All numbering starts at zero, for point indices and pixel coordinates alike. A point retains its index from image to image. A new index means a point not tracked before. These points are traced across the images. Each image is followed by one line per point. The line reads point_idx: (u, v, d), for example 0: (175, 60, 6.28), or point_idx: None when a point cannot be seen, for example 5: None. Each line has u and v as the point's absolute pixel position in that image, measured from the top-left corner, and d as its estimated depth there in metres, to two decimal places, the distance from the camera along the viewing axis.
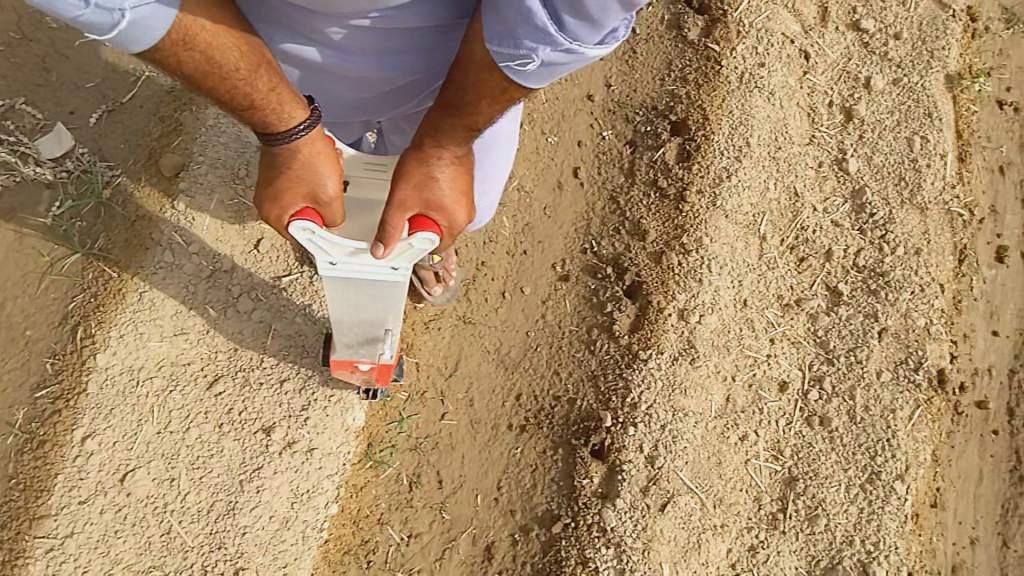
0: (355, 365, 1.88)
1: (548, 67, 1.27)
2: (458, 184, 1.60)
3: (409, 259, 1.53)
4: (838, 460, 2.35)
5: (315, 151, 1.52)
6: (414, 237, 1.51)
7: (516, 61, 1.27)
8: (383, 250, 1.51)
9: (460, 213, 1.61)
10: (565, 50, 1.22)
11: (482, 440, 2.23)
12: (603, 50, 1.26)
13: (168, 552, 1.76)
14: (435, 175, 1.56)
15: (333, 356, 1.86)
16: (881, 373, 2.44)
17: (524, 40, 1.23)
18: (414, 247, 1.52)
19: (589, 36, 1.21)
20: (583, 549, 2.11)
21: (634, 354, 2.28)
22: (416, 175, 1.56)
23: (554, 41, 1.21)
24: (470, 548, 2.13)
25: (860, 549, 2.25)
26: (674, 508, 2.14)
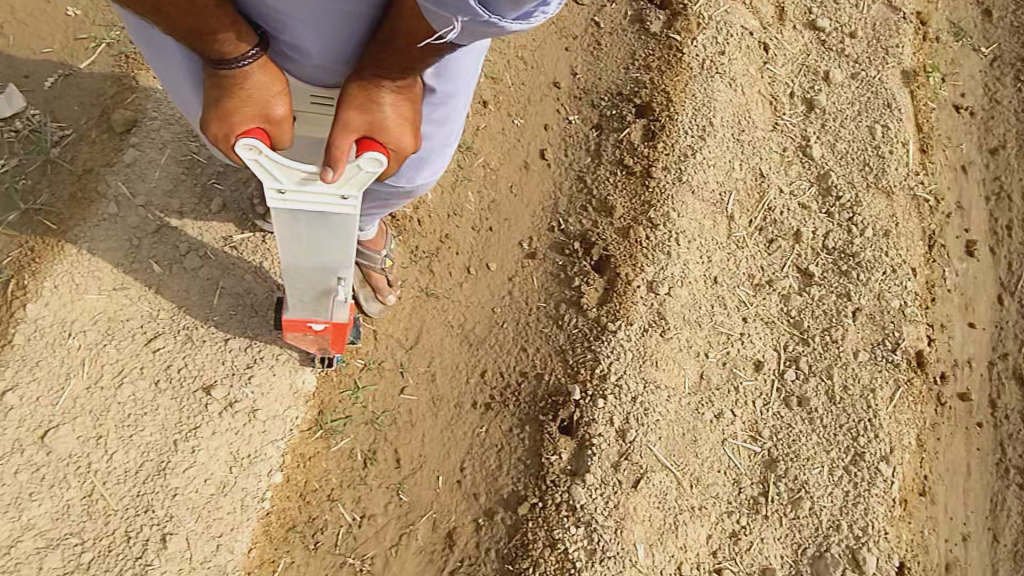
0: (309, 327, 1.69)
1: (471, 34, 1.05)
2: (410, 108, 1.30)
3: (359, 185, 1.28)
4: (820, 441, 2.24)
5: (269, 74, 1.24)
6: (360, 159, 1.25)
7: (437, 23, 1.04)
8: (333, 175, 1.25)
9: (411, 143, 1.31)
10: (484, 23, 1.00)
11: (444, 419, 2.09)
12: (531, 26, 1.02)
13: (88, 517, 1.66)
14: (380, 96, 1.25)
15: (283, 318, 1.67)
16: (858, 353, 2.36)
17: (439, 4, 1.00)
18: (361, 170, 1.26)
19: (511, 11, 0.98)
20: (552, 530, 1.96)
21: (603, 327, 2.20)
22: (354, 99, 1.25)
23: (474, 13, 0.99)
24: (430, 534, 1.95)
25: (848, 535, 2.12)
26: (648, 485, 2.03)
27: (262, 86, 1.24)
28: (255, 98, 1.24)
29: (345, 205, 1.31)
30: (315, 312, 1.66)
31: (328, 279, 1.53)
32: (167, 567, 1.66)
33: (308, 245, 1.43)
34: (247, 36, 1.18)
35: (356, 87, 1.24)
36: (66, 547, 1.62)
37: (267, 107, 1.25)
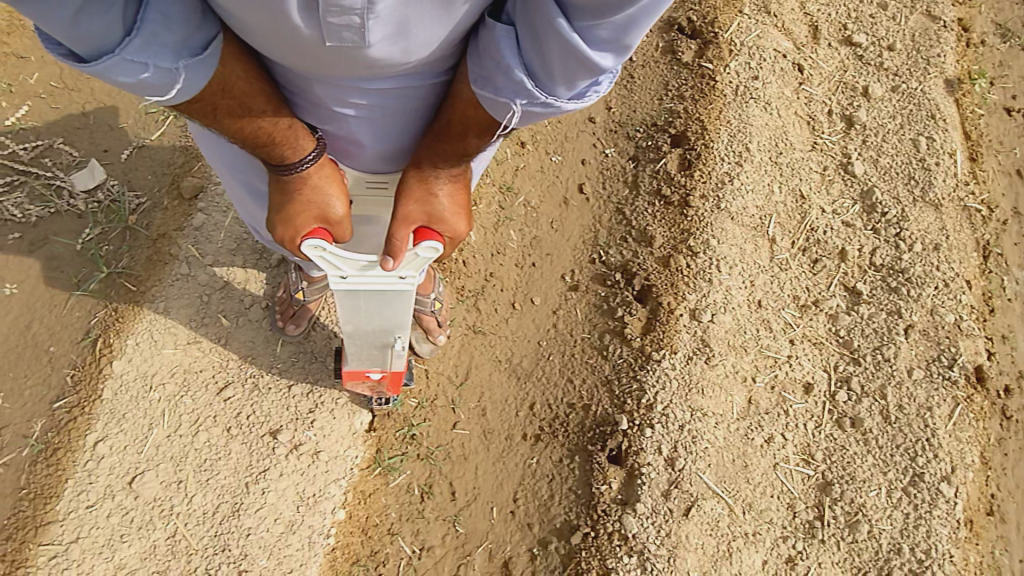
0: (368, 376, 1.77)
1: (527, 117, 1.23)
2: (460, 197, 1.46)
3: (417, 269, 1.40)
4: (876, 462, 2.20)
5: (326, 175, 1.39)
6: (419, 248, 1.37)
7: (498, 110, 1.22)
8: (393, 263, 1.37)
9: (462, 227, 1.47)
10: (542, 103, 1.18)
11: (496, 451, 2.16)
12: (581, 105, 1.22)
13: (173, 556, 1.80)
14: (436, 189, 1.42)
15: (344, 368, 1.74)
16: (912, 371, 2.32)
17: (501, 90, 1.18)
18: (419, 258, 1.38)
19: (564, 92, 1.17)
20: (605, 559, 2.00)
21: (647, 356, 2.24)
22: (415, 192, 1.41)
23: (530, 95, 1.16)
24: (486, 564, 2.02)
25: (910, 558, 2.07)
26: (699, 513, 2.04)
27: (320, 187, 1.39)
28: (313, 199, 1.39)
29: (405, 287, 1.41)
30: (373, 363, 1.73)
31: (386, 338, 1.60)
32: None
33: (367, 313, 1.51)
34: (304, 143, 1.33)
35: (416, 182, 1.41)
36: None
37: (325, 207, 1.40)
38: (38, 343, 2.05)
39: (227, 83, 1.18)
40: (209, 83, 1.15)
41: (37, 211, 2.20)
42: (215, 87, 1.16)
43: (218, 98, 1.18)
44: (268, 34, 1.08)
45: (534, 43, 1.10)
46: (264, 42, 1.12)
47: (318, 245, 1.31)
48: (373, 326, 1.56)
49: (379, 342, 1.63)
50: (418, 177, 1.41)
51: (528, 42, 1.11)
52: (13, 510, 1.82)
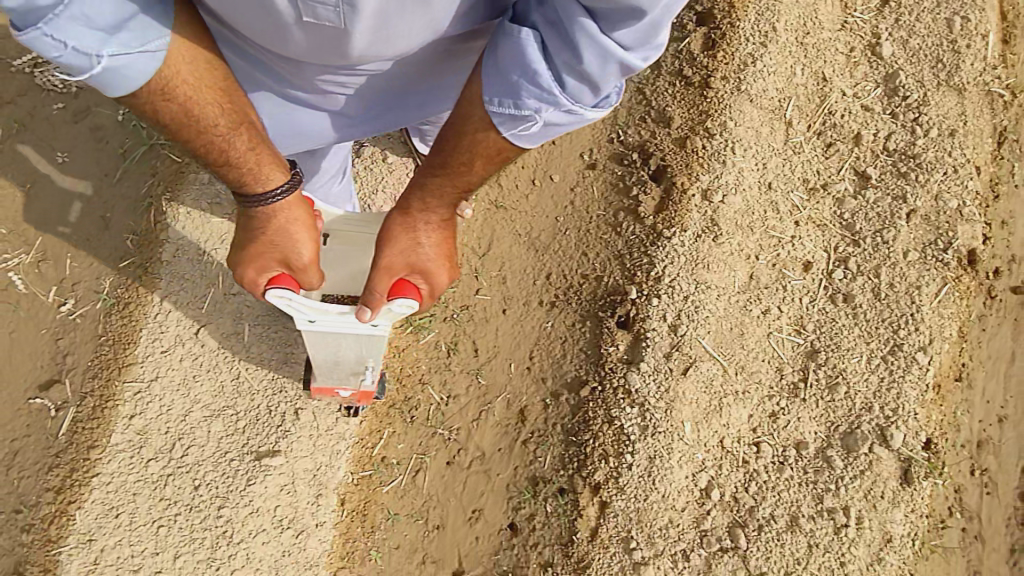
0: (337, 392, 1.98)
1: (546, 126, 1.38)
2: (444, 247, 1.64)
3: (391, 319, 1.58)
4: (860, 334, 2.41)
5: (293, 216, 1.59)
6: (394, 303, 1.54)
7: (518, 123, 1.36)
8: (370, 315, 1.54)
9: (443, 279, 1.65)
10: (567, 110, 1.34)
11: (514, 315, 2.43)
12: (596, 112, 1.40)
13: (240, 395, 2.09)
14: (420, 239, 1.60)
15: (314, 385, 1.95)
16: (907, 254, 2.45)
17: (529, 100, 1.32)
18: (394, 311, 1.55)
19: (588, 97, 1.33)
20: (610, 409, 2.29)
21: (658, 233, 2.39)
22: (400, 240, 1.59)
23: (557, 101, 1.31)
24: (504, 410, 2.38)
25: (879, 414, 2.35)
26: (696, 373, 2.28)
27: (286, 226, 1.59)
28: (279, 238, 1.59)
29: (376, 332, 1.60)
30: (342, 384, 1.94)
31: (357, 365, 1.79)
32: (301, 435, 2.08)
33: (339, 347, 1.71)
34: (273, 178, 1.55)
35: (403, 231, 1.58)
36: (225, 417, 2.07)
37: (289, 250, 1.59)
38: (94, 209, 2.28)
39: (168, 80, 1.36)
40: (140, 84, 1.32)
41: (76, 83, 2.36)
42: (157, 82, 1.35)
43: (160, 99, 1.37)
44: (266, 20, 1.34)
45: (559, 54, 1.25)
46: (262, 29, 1.39)
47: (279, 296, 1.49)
48: (344, 354, 1.75)
49: (350, 366, 1.82)
50: (404, 226, 1.59)
51: (559, 52, 1.26)
52: (97, 352, 2.16)
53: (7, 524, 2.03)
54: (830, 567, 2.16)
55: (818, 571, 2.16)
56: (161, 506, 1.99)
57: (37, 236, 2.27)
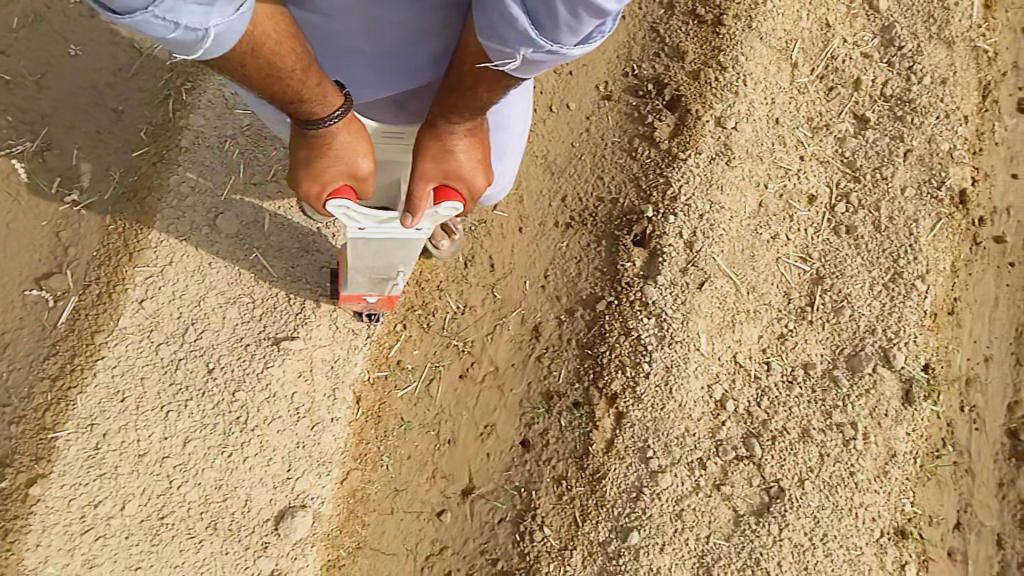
0: (364, 299, 1.95)
1: (532, 64, 1.16)
2: (477, 152, 1.58)
3: (434, 222, 1.60)
4: (863, 263, 2.49)
5: (352, 133, 1.49)
6: (439, 207, 1.55)
7: (504, 59, 1.17)
8: (414, 221, 1.55)
9: (480, 182, 1.61)
10: (546, 51, 1.10)
11: (531, 234, 2.44)
12: (586, 50, 1.11)
13: (255, 283, 2.09)
14: (451, 147, 1.52)
15: (341, 292, 1.91)
16: (905, 189, 2.56)
17: (505, 40, 1.12)
18: (440, 213, 1.57)
19: (568, 39, 1.07)
20: (626, 321, 2.31)
21: (673, 156, 2.46)
22: (434, 149, 1.52)
23: (535, 43, 1.09)
24: (519, 326, 2.36)
25: (882, 337, 2.41)
26: (711, 287, 2.33)
27: (346, 143, 1.49)
28: (341, 155, 1.49)
29: (416, 237, 1.61)
30: (369, 289, 1.90)
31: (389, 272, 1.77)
32: (320, 323, 2.10)
33: (378, 254, 1.71)
34: (334, 100, 1.41)
35: (434, 143, 1.51)
36: (240, 305, 2.07)
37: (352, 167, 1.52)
38: (105, 101, 2.22)
39: (255, 39, 1.15)
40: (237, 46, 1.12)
41: None
42: (246, 45, 1.14)
43: (248, 56, 1.17)
44: None
45: None
46: None
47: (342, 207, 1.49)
48: (379, 261, 1.73)
49: (381, 274, 1.80)
50: (437, 137, 1.50)
51: None
52: (103, 242, 2.10)
53: None
54: (840, 476, 2.20)
55: (830, 479, 2.19)
56: (171, 389, 1.97)
57: (42, 125, 2.18)
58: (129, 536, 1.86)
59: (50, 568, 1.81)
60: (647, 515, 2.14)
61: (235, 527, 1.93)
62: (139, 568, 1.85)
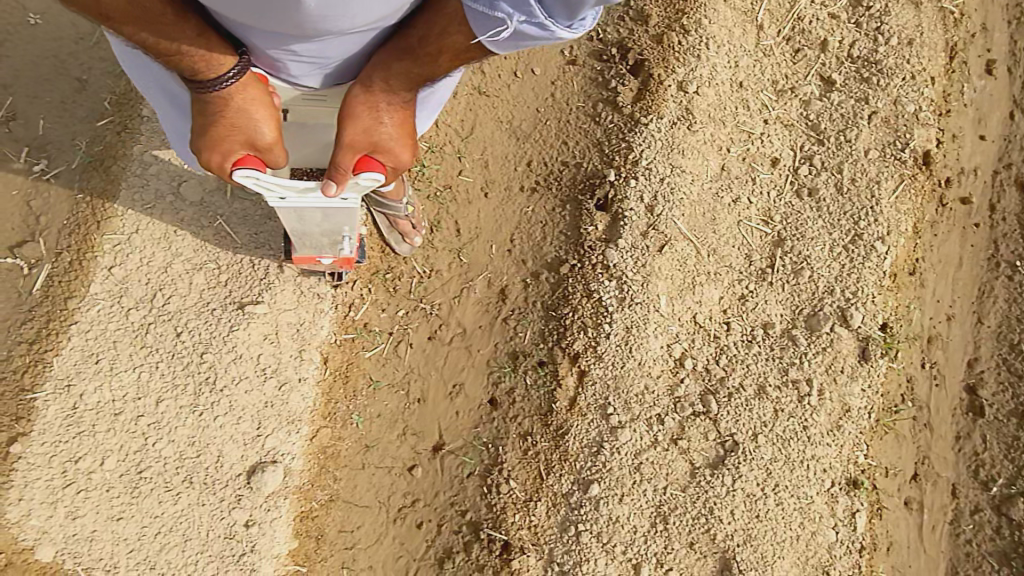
0: (318, 260, 2.00)
1: (520, 36, 1.21)
2: (405, 126, 1.56)
3: (358, 192, 1.59)
4: (824, 224, 2.53)
5: (249, 97, 1.44)
6: (360, 178, 1.53)
7: (492, 26, 1.20)
8: (336, 190, 1.54)
9: (406, 158, 1.58)
10: (538, 24, 1.16)
11: (496, 200, 2.49)
12: (574, 33, 1.21)
13: (221, 249, 2.16)
14: (380, 118, 1.51)
15: (295, 254, 1.97)
16: (868, 152, 2.57)
17: (499, 4, 1.15)
18: (361, 184, 1.55)
19: (563, 17, 1.15)
20: (589, 284, 2.37)
21: (636, 121, 2.49)
22: (362, 118, 1.49)
23: (531, 12, 1.14)
24: (485, 290, 2.44)
25: (840, 297, 2.46)
26: (670, 250, 2.39)
27: (243, 107, 1.45)
28: (237, 121, 1.46)
29: (347, 205, 1.62)
30: (320, 251, 1.95)
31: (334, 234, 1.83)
32: (284, 287, 2.18)
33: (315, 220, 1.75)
34: (224, 61, 1.37)
35: (364, 109, 1.48)
36: (207, 271, 2.14)
37: (251, 132, 1.49)
38: (69, 72, 2.27)
39: None
40: None
41: None
42: None
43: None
44: None
45: None
46: None
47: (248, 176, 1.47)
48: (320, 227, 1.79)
49: (327, 236, 1.86)
50: (366, 103, 1.48)
51: None
52: (73, 211, 2.16)
53: None
54: (793, 429, 2.29)
55: (783, 433, 2.28)
56: (142, 352, 2.05)
57: (6, 96, 2.22)
58: (110, 489, 1.97)
59: (35, 519, 1.93)
60: (607, 468, 2.24)
61: (210, 481, 2.03)
62: (122, 518, 1.97)
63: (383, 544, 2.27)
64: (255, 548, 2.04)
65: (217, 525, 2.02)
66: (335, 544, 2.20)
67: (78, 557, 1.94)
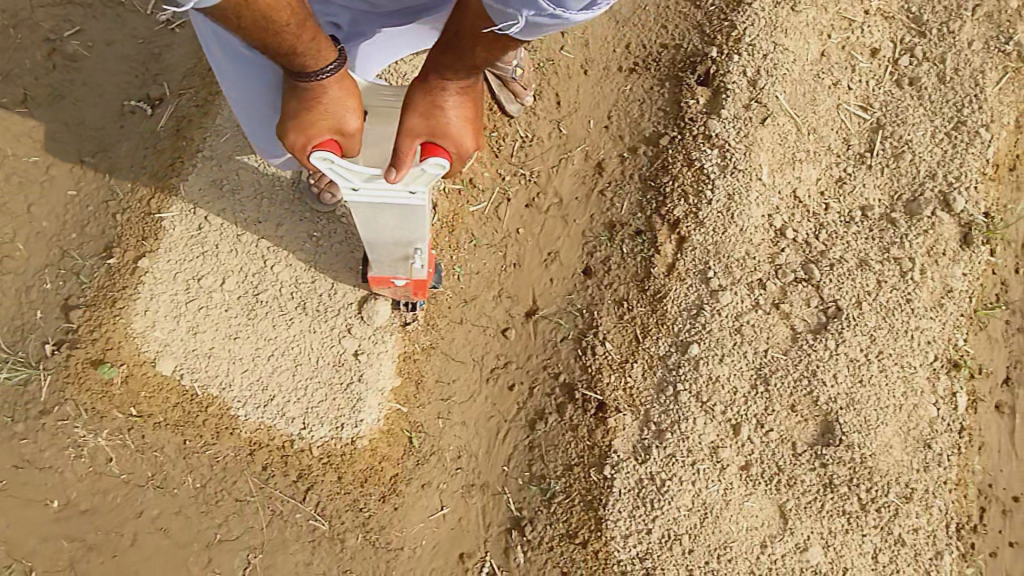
0: (393, 282, 1.94)
1: (537, 27, 1.12)
2: (466, 113, 1.48)
3: (424, 184, 1.43)
4: (925, 112, 2.50)
5: (344, 92, 1.45)
6: (426, 164, 1.39)
7: (505, 20, 1.14)
8: (399, 176, 1.39)
9: (468, 144, 1.48)
10: (550, 15, 1.07)
11: (595, 77, 2.52)
12: (593, 15, 1.08)
13: None
14: (443, 104, 1.42)
15: (370, 275, 1.92)
16: (972, 43, 2.54)
17: (510, 1, 1.07)
18: (426, 173, 1.41)
19: (574, 3, 1.04)
20: (690, 153, 2.39)
21: (739, 2, 2.51)
22: (421, 105, 1.42)
23: (537, 5, 1.05)
24: (583, 162, 2.45)
25: (942, 182, 2.43)
26: (773, 123, 2.40)
27: (338, 100, 1.44)
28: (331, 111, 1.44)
29: (415, 202, 1.46)
30: (394, 271, 1.88)
31: (405, 248, 1.72)
32: None
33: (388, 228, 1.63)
34: (327, 54, 1.40)
35: (423, 97, 1.42)
36: None
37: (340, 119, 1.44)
38: None
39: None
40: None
41: None
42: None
43: (242, 8, 1.17)
44: None
45: None
46: None
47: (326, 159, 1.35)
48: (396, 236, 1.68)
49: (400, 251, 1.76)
50: (427, 91, 1.42)
51: None
52: (197, 57, 2.28)
53: (100, 212, 2.16)
54: (897, 300, 2.27)
55: (886, 303, 2.27)
56: (267, 179, 2.12)
57: None
58: (228, 310, 2.06)
59: (158, 332, 2.04)
60: (707, 330, 2.24)
61: (322, 308, 2.10)
62: (238, 338, 2.06)
63: (477, 402, 2.28)
64: (362, 377, 2.12)
65: (328, 353, 2.10)
66: (432, 394, 2.24)
67: (195, 373, 2.05)
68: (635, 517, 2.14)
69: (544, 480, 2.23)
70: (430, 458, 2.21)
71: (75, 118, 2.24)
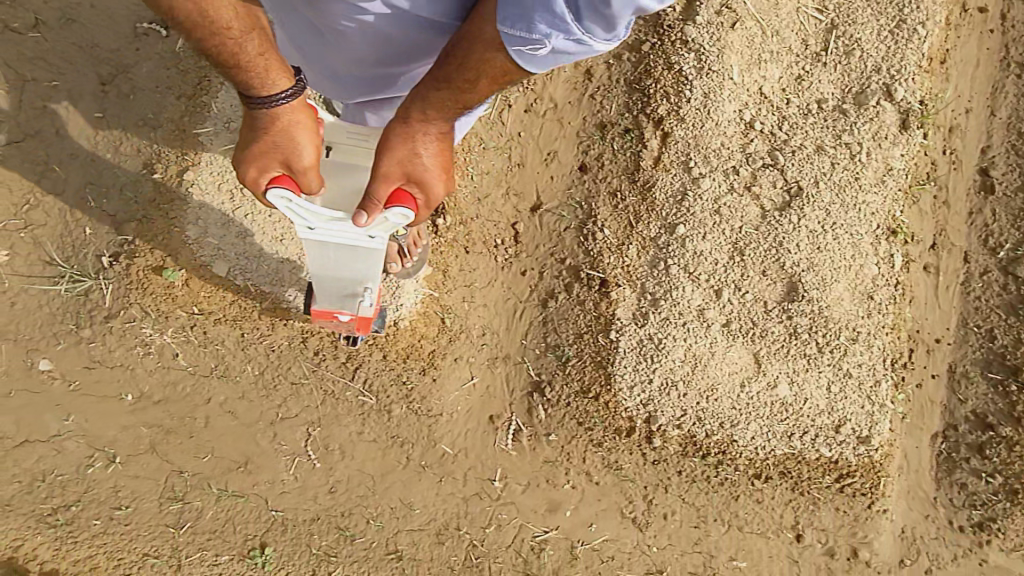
0: (336, 317, 2.04)
1: (554, 53, 1.25)
2: (441, 158, 1.58)
3: (387, 229, 1.61)
4: (872, 12, 2.81)
5: (296, 120, 1.57)
6: (389, 213, 1.56)
7: (526, 44, 1.24)
8: (366, 220, 1.57)
9: (438, 188, 1.60)
10: (577, 40, 1.21)
11: None
12: (610, 46, 1.25)
13: None
14: (418, 151, 1.54)
15: (315, 308, 2.03)
16: None
17: (537, 24, 1.19)
18: (390, 220, 1.58)
19: (601, 32, 1.20)
20: (669, 56, 2.65)
21: None
22: (397, 149, 1.53)
23: (567, 30, 1.18)
24: (573, 71, 2.69)
25: (886, 75, 2.75)
26: (741, 28, 2.68)
27: (289, 128, 1.56)
28: (281, 142, 1.56)
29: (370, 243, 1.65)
30: (340, 306, 2.01)
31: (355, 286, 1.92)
32: None
33: (337, 262, 1.80)
34: (279, 80, 1.51)
35: (399, 141, 1.52)
36: None
37: (291, 153, 1.56)
38: None
39: None
40: None
41: None
42: None
43: None
44: None
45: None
46: None
47: (281, 196, 1.53)
48: (347, 274, 1.87)
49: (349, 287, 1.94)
50: (404, 135, 1.52)
51: None
52: None
53: (129, 132, 2.30)
54: (848, 179, 2.66)
55: (839, 180, 2.66)
56: None
57: None
58: (270, 213, 2.27)
59: (210, 238, 2.26)
60: (690, 212, 2.59)
61: None
62: (283, 239, 2.30)
63: (495, 287, 2.59)
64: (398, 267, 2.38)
65: None
66: (457, 281, 2.54)
67: (247, 274, 2.29)
68: (639, 370, 2.55)
69: (558, 348, 2.59)
70: (460, 335, 2.53)
71: (89, 41, 2.33)
